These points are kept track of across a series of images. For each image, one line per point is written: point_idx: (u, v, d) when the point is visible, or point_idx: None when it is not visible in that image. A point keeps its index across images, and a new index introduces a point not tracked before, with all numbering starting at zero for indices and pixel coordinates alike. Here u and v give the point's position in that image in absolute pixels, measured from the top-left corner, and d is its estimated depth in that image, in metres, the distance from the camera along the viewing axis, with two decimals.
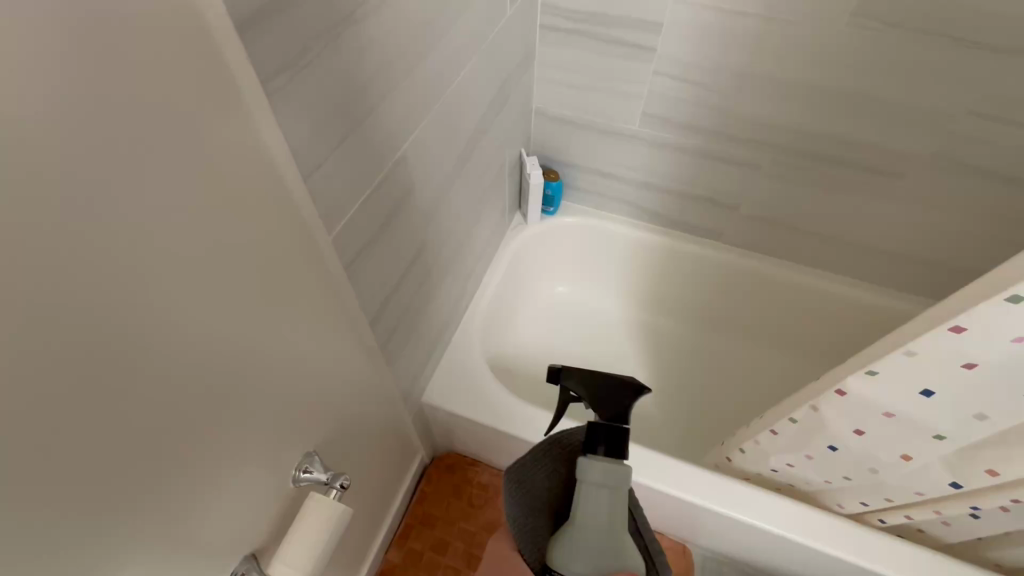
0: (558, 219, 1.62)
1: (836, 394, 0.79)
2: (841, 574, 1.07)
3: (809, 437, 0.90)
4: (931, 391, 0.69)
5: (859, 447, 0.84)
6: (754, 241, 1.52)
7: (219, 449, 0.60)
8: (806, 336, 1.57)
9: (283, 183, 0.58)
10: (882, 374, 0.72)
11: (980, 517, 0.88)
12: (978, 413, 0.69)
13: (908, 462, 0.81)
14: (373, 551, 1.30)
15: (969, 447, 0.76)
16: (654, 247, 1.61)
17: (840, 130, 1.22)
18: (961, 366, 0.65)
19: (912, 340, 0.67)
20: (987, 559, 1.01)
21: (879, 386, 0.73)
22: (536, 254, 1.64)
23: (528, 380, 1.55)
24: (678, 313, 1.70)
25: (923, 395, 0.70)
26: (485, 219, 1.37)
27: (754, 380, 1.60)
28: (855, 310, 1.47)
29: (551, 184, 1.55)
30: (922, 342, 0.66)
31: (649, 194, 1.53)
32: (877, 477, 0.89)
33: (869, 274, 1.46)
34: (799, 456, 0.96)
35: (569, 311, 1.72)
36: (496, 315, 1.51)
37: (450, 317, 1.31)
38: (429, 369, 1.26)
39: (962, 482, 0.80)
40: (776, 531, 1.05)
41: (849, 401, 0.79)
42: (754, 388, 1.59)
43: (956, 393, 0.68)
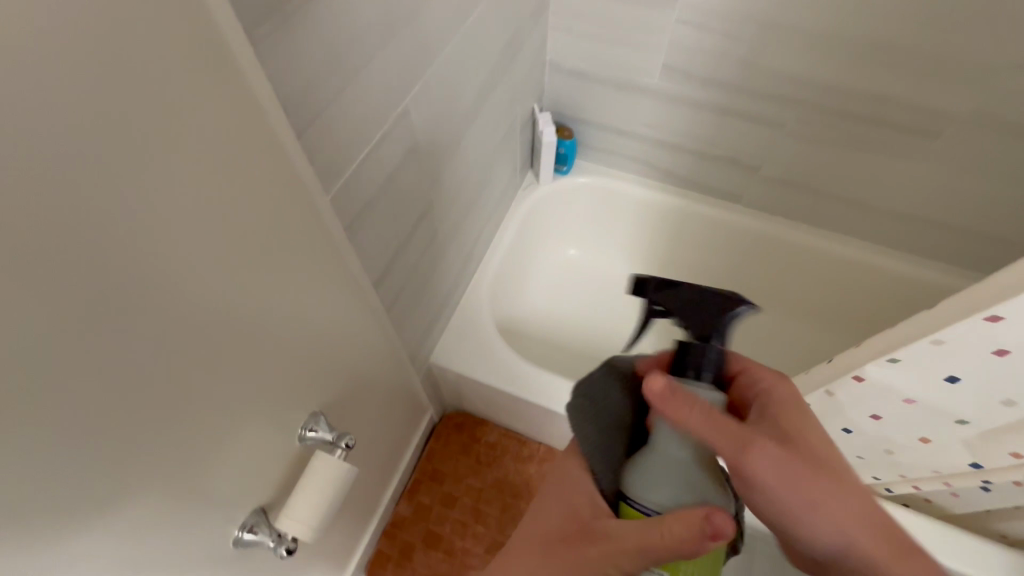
0: (570, 179, 1.57)
1: (853, 379, 0.80)
2: None
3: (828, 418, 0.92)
4: (956, 377, 0.70)
5: (875, 428, 0.86)
6: (775, 205, 1.46)
7: (225, 411, 0.61)
8: (825, 305, 1.52)
9: (277, 142, 0.55)
10: (902, 361, 0.72)
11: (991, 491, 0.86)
12: (1004, 399, 0.69)
13: (926, 444, 0.83)
14: (383, 504, 1.35)
15: (991, 428, 0.74)
16: (670, 210, 1.55)
17: (876, 86, 1.14)
18: (991, 353, 0.64)
19: (937, 328, 0.66)
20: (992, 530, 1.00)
21: (898, 371, 0.74)
22: (550, 219, 1.62)
23: (537, 343, 1.55)
24: (693, 278, 1.66)
25: (948, 380, 0.71)
26: (496, 179, 1.33)
27: (768, 348, 1.58)
28: (880, 281, 1.42)
29: (565, 142, 1.49)
30: (948, 331, 0.65)
31: (666, 153, 1.47)
32: (893, 457, 0.90)
33: (894, 240, 1.40)
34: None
35: (580, 274, 1.69)
36: (505, 277, 1.49)
37: (458, 279, 1.29)
38: (437, 331, 1.26)
39: (982, 463, 0.79)
40: None
41: (867, 386, 0.80)
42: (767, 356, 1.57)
43: (983, 378, 0.68)
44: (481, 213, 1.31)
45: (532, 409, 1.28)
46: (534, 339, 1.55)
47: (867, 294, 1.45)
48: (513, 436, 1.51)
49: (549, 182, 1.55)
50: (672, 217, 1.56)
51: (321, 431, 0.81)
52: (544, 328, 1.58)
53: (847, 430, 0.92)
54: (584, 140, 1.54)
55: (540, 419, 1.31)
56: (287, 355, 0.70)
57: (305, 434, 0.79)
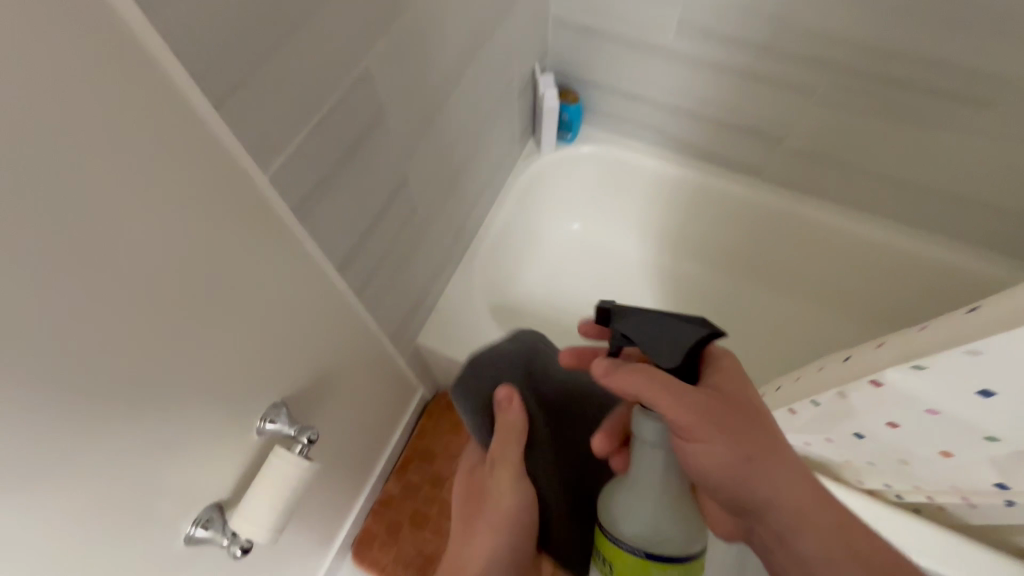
0: (575, 148, 1.45)
1: (870, 384, 0.69)
2: None
3: (832, 421, 0.82)
4: (991, 392, 0.60)
5: (890, 438, 0.76)
6: (797, 180, 1.33)
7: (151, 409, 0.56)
8: (846, 289, 1.41)
9: (185, 112, 0.47)
10: (930, 370, 0.62)
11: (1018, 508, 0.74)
12: None
13: (946, 458, 0.73)
14: (371, 483, 1.32)
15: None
16: (682, 183, 1.43)
17: (920, 46, 0.99)
18: None
19: (981, 338, 0.56)
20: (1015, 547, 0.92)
21: (924, 381, 0.64)
22: (550, 188, 1.51)
23: (534, 322, 1.48)
24: (704, 257, 1.55)
25: (981, 395, 0.61)
26: (489, 148, 1.23)
27: (781, 333, 1.48)
28: (909, 264, 1.30)
29: (569, 107, 1.37)
30: (994, 341, 0.56)
31: (679, 120, 1.34)
32: (906, 468, 0.80)
33: (929, 221, 1.27)
34: (819, 437, 0.89)
35: (583, 251, 1.60)
36: (501, 253, 1.40)
37: (448, 256, 1.22)
38: (425, 310, 1.20)
39: (1009, 483, 0.71)
40: None
41: (884, 393, 0.69)
42: (780, 342, 1.47)
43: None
44: (472, 185, 1.22)
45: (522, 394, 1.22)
46: (531, 318, 1.48)
47: (895, 278, 1.33)
48: None
49: (550, 150, 1.44)
50: (684, 191, 1.44)
51: (281, 424, 0.76)
52: (542, 306, 1.51)
53: (854, 437, 0.81)
54: (590, 105, 1.42)
55: None
56: (235, 345, 0.64)
57: (263, 426, 0.74)
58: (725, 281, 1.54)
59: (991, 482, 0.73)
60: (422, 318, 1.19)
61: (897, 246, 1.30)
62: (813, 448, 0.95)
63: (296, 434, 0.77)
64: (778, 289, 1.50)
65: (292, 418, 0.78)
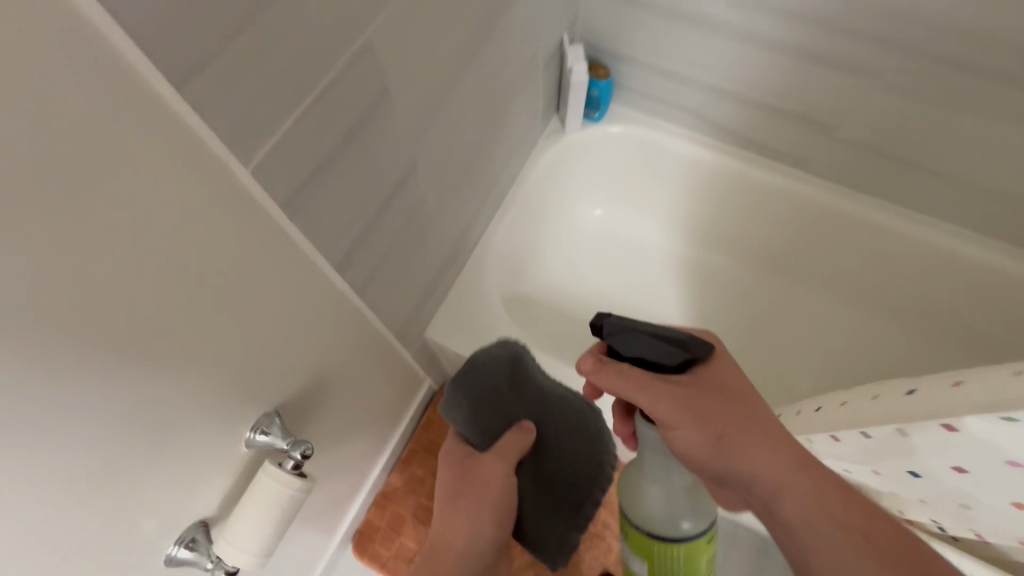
0: (601, 128, 1.33)
1: (944, 428, 0.62)
2: None
3: (879, 457, 0.75)
4: None
5: (951, 483, 0.68)
6: (848, 173, 1.21)
7: (111, 435, 0.48)
8: (892, 293, 1.29)
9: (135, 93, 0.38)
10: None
11: None
12: None
13: (1017, 511, 0.65)
14: (373, 477, 1.27)
15: None
16: (718, 170, 1.31)
17: (1012, 25, 0.85)
18: None
19: None
20: None
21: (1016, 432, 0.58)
22: (572, 170, 1.39)
23: (549, 315, 1.39)
24: (736, 251, 1.43)
25: None
26: (507, 128, 1.12)
27: (816, 337, 1.36)
28: (966, 274, 1.17)
29: (598, 82, 1.24)
30: None
31: (719, 102, 1.21)
32: (964, 513, 0.73)
33: (994, 225, 1.14)
34: (864, 469, 0.82)
35: (604, 239, 1.49)
36: (516, 240, 1.31)
37: (460, 244, 1.13)
38: (435, 303, 1.12)
39: None
40: None
41: (957, 438, 0.62)
42: (813, 346, 1.36)
43: None
44: (489, 168, 1.12)
45: None
46: (546, 310, 1.39)
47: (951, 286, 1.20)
48: None
49: (575, 129, 1.32)
50: (719, 179, 1.32)
51: (273, 436, 0.69)
52: (558, 298, 1.42)
53: (910, 476, 0.73)
54: (621, 81, 1.29)
55: None
56: (217, 355, 0.57)
57: (252, 437, 0.67)
58: (757, 278, 1.43)
59: None
60: (430, 311, 1.11)
61: (954, 252, 1.16)
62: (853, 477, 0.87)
63: (288, 449, 0.70)
64: (815, 289, 1.38)
65: (285, 429, 0.71)
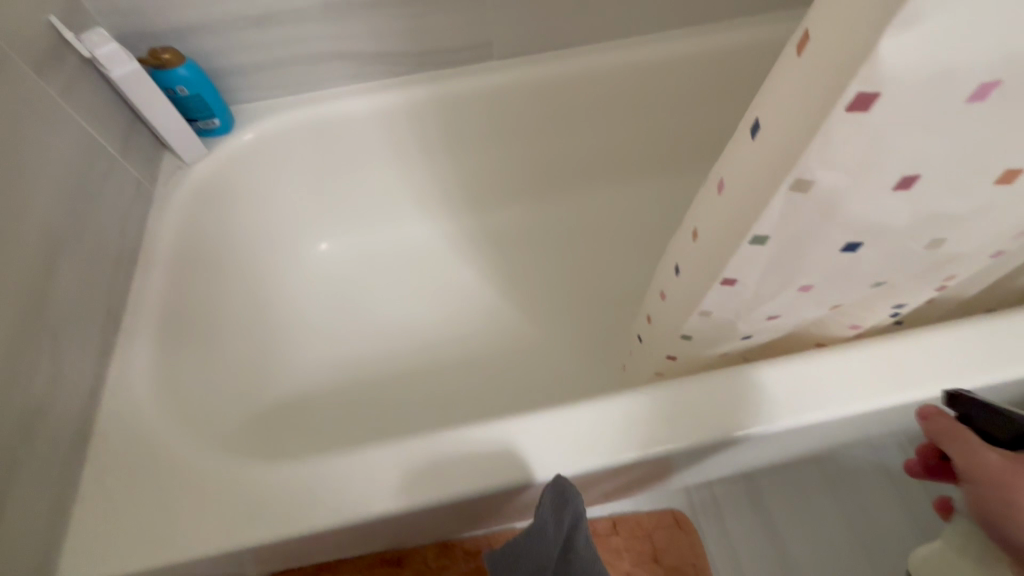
0: (235, 133, 0.90)
1: (798, 191, 0.38)
2: (859, 418, 0.68)
3: (703, 282, 0.52)
4: (922, 157, 0.35)
5: (787, 255, 0.45)
6: (576, 21, 0.90)
7: None
8: (698, 133, 1.06)
9: None
10: (903, 125, 0.33)
11: (901, 285, 0.52)
12: (902, 178, 0.37)
13: (843, 260, 0.46)
14: None
15: (853, 197, 0.38)
16: (430, 108, 0.94)
17: None
18: (856, 107, 0.31)
19: (899, 43, 0.28)
20: (950, 303, 0.69)
21: (851, 154, 0.35)
22: (245, 206, 0.94)
23: (310, 408, 0.93)
24: (508, 192, 1.10)
25: (907, 175, 0.37)
26: (29, 183, 0.62)
27: (651, 221, 1.10)
28: (742, 56, 0.94)
29: (180, 74, 0.80)
30: (949, 42, 0.28)
31: (346, 23, 0.84)
32: (833, 289, 0.51)
33: (716, 10, 0.92)
34: (689, 317, 0.57)
35: (346, 267, 1.07)
36: (187, 343, 0.77)
37: (39, 401, 0.59)
38: (34, 527, 0.56)
39: (860, 242, 0.43)
40: (677, 448, 0.63)
41: (811, 198, 0.38)
42: (655, 230, 1.09)
43: (911, 129, 0.33)
44: (19, 250, 0.59)
45: (342, 532, 0.65)
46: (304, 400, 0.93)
47: (744, 89, 1.00)
48: (382, 561, 0.87)
49: (199, 152, 0.87)
50: (421, 122, 0.96)
51: None
52: (318, 359, 0.98)
53: (772, 261, 0.46)
54: (218, 62, 0.86)
55: (372, 531, 0.70)
56: None
57: None
58: (564, 203, 1.12)
59: (839, 251, 0.45)
60: (19, 555, 0.54)
61: (727, 42, 0.93)
62: (714, 333, 0.61)
63: None
64: (622, 178, 1.12)
65: None
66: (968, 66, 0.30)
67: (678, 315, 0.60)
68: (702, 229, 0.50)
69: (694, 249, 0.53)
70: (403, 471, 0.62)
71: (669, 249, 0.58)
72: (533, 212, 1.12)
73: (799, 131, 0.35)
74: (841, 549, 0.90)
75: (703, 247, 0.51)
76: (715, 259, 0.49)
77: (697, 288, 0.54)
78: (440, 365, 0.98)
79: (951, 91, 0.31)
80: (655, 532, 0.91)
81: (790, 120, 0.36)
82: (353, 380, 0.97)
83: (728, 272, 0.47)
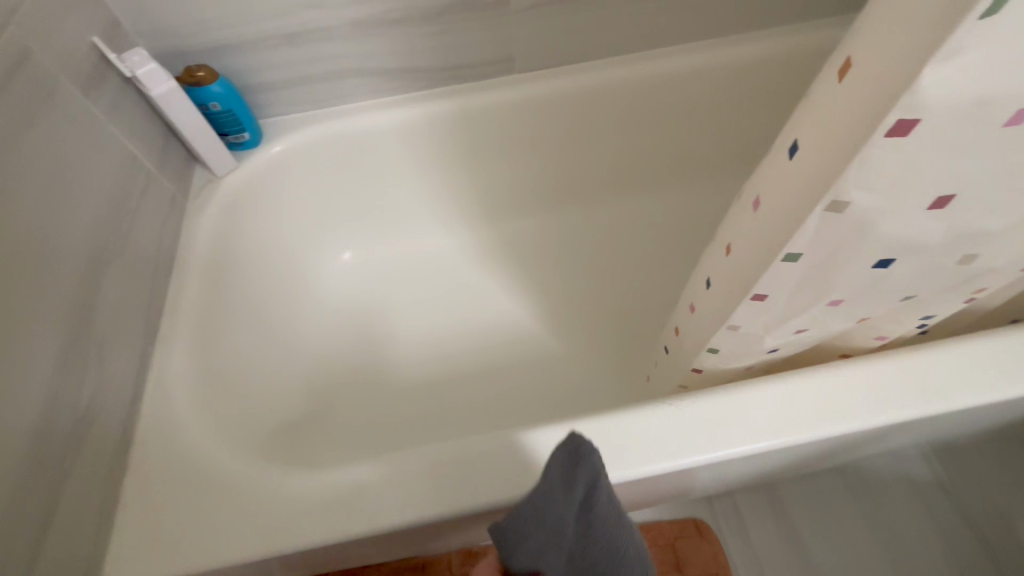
0: (265, 148, 0.92)
1: (834, 211, 0.39)
2: (886, 429, 0.69)
3: (734, 296, 0.53)
4: (959, 178, 0.36)
5: (820, 272, 0.46)
6: (596, 37, 0.92)
7: None
8: (717, 144, 1.07)
9: None
10: (941, 149, 0.34)
11: (932, 299, 0.53)
12: (938, 199, 0.38)
13: (875, 276, 0.46)
14: None
15: (888, 217, 0.39)
16: (454, 121, 0.96)
17: None
18: (894, 133, 0.32)
19: (938, 73, 0.29)
20: (977, 314, 0.69)
21: (889, 177, 0.35)
22: (274, 218, 0.97)
23: (336, 415, 0.95)
24: (528, 203, 1.11)
25: (944, 196, 0.37)
26: (75, 198, 0.64)
27: (670, 230, 1.11)
28: (762, 68, 0.95)
29: (214, 91, 0.82)
30: (986, 72, 0.30)
31: (373, 40, 0.87)
32: (864, 303, 0.52)
33: (736, 23, 0.93)
34: (718, 331, 0.58)
35: (370, 277, 1.10)
36: (220, 353, 0.79)
37: (86, 409, 0.61)
38: (81, 530, 0.57)
39: (894, 259, 0.44)
40: (705, 459, 0.64)
41: (847, 218, 0.39)
42: (675, 240, 1.10)
43: (949, 153, 0.34)
44: (66, 263, 0.61)
45: (374, 539, 0.67)
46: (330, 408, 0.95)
47: (764, 100, 1.00)
48: (407, 566, 0.88)
49: (231, 165, 0.90)
50: (445, 135, 0.98)
51: None
52: (344, 367, 1.00)
53: (805, 278, 0.47)
54: (250, 79, 0.88)
55: (401, 538, 0.71)
56: None
57: None
58: (583, 213, 1.13)
59: (872, 268, 0.45)
60: (68, 557, 0.56)
61: (747, 54, 0.94)
62: (742, 346, 0.62)
63: None
64: (641, 188, 1.13)
65: None
66: (1007, 95, 0.31)
67: (707, 329, 0.61)
68: (735, 246, 0.51)
69: (727, 264, 0.54)
70: (435, 480, 0.63)
71: (701, 264, 0.60)
72: (553, 222, 1.13)
73: (835, 154, 0.36)
74: (864, 560, 0.90)
75: (735, 263, 0.52)
76: (747, 275, 0.50)
77: (728, 302, 0.55)
78: (463, 373, 1.00)
79: (988, 118, 0.32)
80: (677, 540, 0.91)
81: (827, 143, 0.37)
82: (377, 387, 0.99)
83: (759, 289, 0.48)
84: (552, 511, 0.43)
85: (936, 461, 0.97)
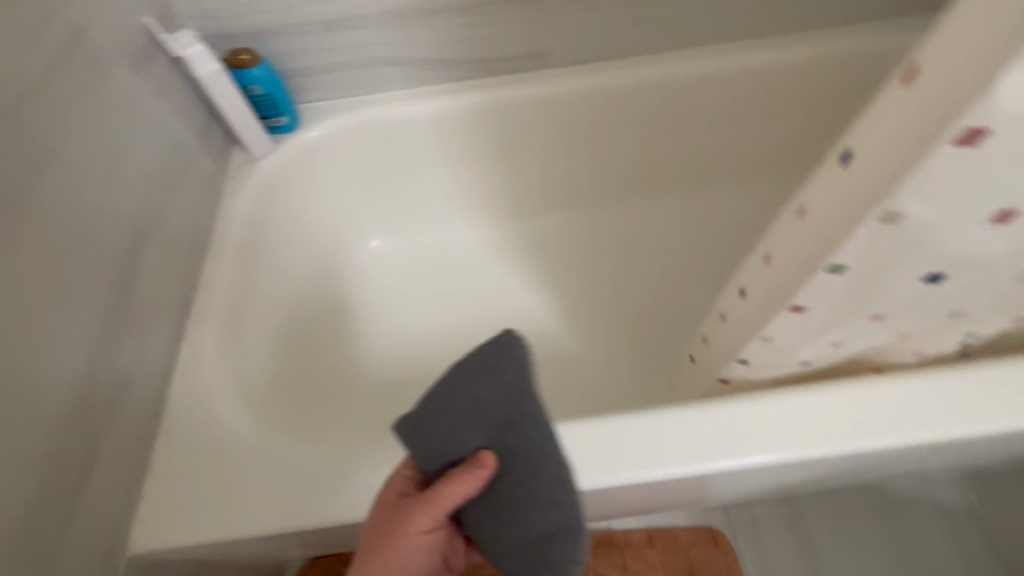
0: (301, 133, 0.93)
1: (888, 220, 0.37)
2: (919, 449, 0.66)
3: (770, 305, 0.52)
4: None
5: (865, 283, 0.44)
6: (636, 34, 0.91)
7: None
8: (754, 148, 1.05)
9: None
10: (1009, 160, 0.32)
11: (978, 317, 0.51)
12: (1000, 212, 0.36)
13: (924, 290, 0.45)
14: None
15: (943, 230, 0.38)
16: (488, 113, 0.95)
17: None
18: (961, 141, 0.31)
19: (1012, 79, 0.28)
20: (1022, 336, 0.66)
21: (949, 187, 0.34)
22: (306, 202, 0.98)
23: (357, 400, 0.96)
24: (557, 200, 1.10)
25: (1007, 209, 0.36)
26: (121, 171, 0.66)
27: (700, 234, 1.09)
28: (806, 71, 0.93)
29: (256, 74, 0.84)
30: None
31: (413, 29, 0.87)
32: (908, 318, 0.50)
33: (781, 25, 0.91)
34: (751, 340, 0.57)
35: (397, 265, 1.10)
36: (248, 332, 0.81)
37: (122, 377, 0.63)
38: (112, 494, 0.59)
39: (946, 273, 0.43)
40: (730, 467, 0.63)
41: (900, 229, 0.38)
42: (705, 244, 1.08)
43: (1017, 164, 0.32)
44: (110, 234, 0.63)
45: None
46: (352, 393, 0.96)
47: (805, 104, 0.98)
48: None
49: (267, 148, 0.91)
50: (478, 127, 0.98)
51: None
52: (367, 353, 1.01)
53: (849, 289, 0.46)
54: (290, 64, 0.90)
55: None
56: None
57: None
58: (612, 212, 1.12)
59: (921, 282, 0.44)
60: (100, 517, 0.57)
61: (791, 57, 0.91)
62: (774, 356, 0.60)
63: None
64: (672, 191, 1.11)
65: None
66: None
67: (738, 337, 0.60)
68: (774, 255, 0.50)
69: (764, 272, 0.52)
70: None
71: (735, 272, 0.58)
72: (580, 220, 1.12)
73: (893, 161, 0.35)
74: None
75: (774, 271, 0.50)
76: (787, 284, 0.48)
77: (763, 310, 0.53)
78: None
79: None
80: (692, 548, 0.90)
81: (884, 151, 0.36)
82: (398, 374, 0.99)
83: (800, 299, 0.47)
84: (464, 393, 0.43)
85: (965, 484, 0.94)
